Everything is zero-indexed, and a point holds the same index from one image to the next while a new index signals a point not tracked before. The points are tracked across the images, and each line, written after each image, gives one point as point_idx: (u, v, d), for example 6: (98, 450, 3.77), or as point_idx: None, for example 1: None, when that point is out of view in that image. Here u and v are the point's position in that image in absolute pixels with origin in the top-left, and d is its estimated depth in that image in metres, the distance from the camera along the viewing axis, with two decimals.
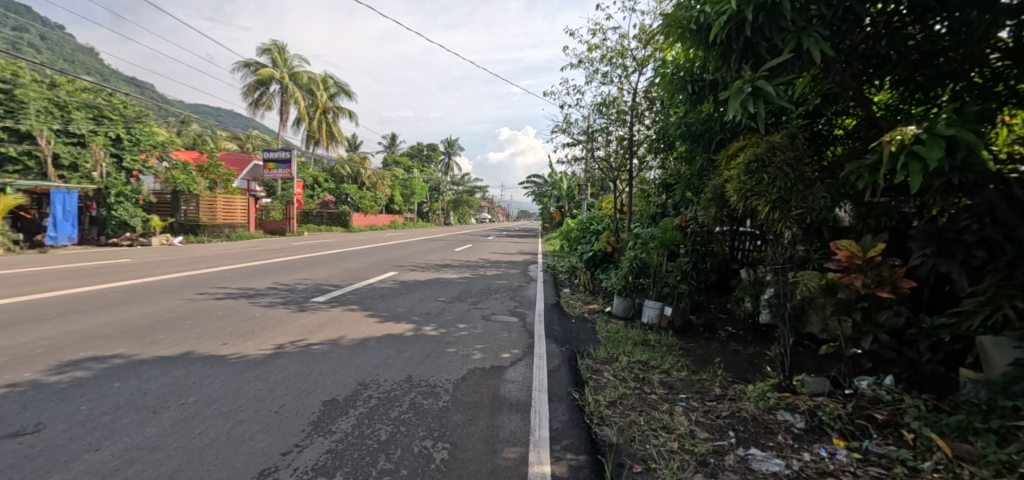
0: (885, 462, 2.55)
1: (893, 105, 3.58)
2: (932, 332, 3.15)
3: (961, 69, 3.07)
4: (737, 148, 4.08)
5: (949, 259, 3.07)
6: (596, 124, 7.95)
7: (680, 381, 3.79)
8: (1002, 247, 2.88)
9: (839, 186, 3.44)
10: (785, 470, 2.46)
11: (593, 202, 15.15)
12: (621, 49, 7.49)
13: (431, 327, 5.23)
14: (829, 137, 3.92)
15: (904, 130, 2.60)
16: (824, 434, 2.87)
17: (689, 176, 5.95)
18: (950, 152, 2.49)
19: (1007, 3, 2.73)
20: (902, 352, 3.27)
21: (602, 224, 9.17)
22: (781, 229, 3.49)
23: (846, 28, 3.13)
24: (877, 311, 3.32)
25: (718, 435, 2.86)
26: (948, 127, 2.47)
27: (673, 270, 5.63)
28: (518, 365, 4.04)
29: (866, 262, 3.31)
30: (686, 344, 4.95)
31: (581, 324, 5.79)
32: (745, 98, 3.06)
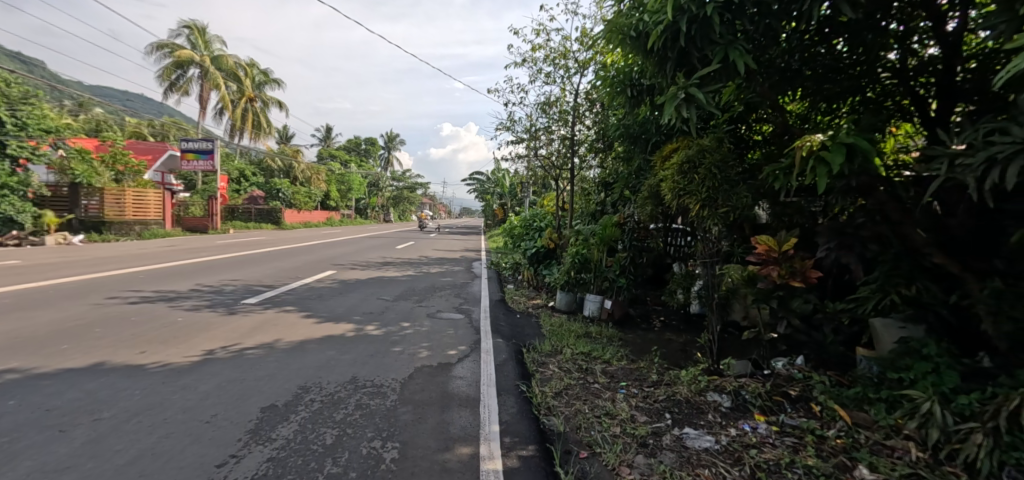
0: (798, 432, 2.85)
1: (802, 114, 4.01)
2: (835, 316, 3.61)
3: (859, 85, 3.52)
4: (671, 150, 4.33)
5: (848, 251, 3.49)
6: (540, 122, 8.13)
7: (620, 370, 4.00)
8: (891, 241, 3.31)
9: (759, 187, 3.80)
10: (714, 446, 2.68)
11: (536, 200, 15.39)
12: (564, 51, 7.70)
13: (374, 326, 5.13)
14: (752, 141, 4.30)
15: (813, 138, 2.92)
16: (747, 411, 3.14)
17: (627, 175, 6.23)
18: (849, 159, 2.84)
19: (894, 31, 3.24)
20: (812, 335, 3.72)
21: (545, 221, 9.36)
22: (709, 226, 3.79)
23: (765, 45, 3.43)
24: (790, 299, 3.69)
25: (656, 417, 3.06)
26: (848, 136, 2.80)
27: (612, 265, 5.90)
28: (464, 361, 4.08)
29: (781, 255, 3.61)
30: (624, 335, 5.22)
31: (525, 319, 5.91)
32: (678, 104, 3.28)
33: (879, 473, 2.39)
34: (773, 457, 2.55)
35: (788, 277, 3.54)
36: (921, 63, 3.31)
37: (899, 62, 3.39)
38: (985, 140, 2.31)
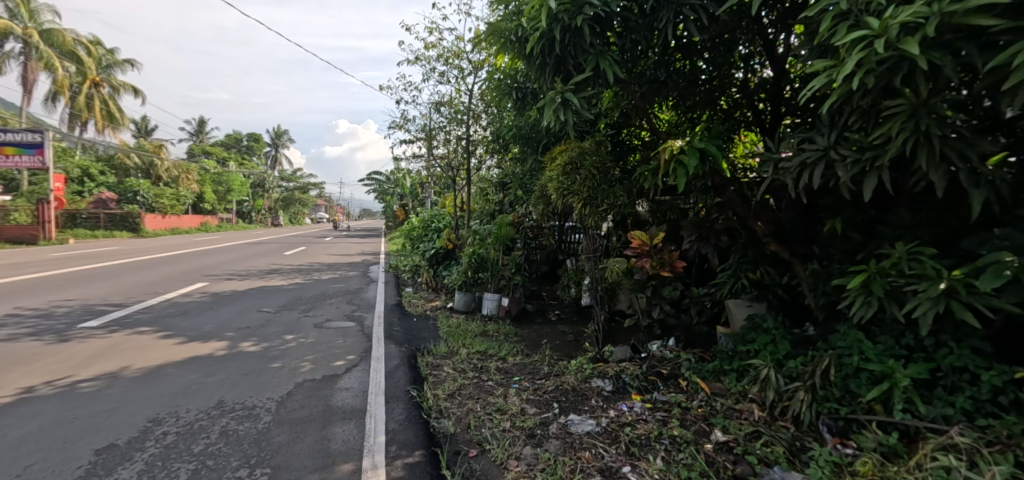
0: (667, 406, 3.14)
1: (671, 121, 4.43)
2: (699, 299, 4.10)
3: (713, 97, 3.99)
4: (557, 152, 4.52)
5: (706, 242, 3.88)
6: (435, 121, 8.05)
7: (515, 365, 4.10)
8: (739, 233, 3.83)
9: (634, 186, 4.14)
10: (595, 428, 2.87)
11: (436, 200, 15.21)
12: (457, 51, 7.69)
13: (251, 342, 4.68)
14: (631, 145, 4.66)
15: (673, 142, 3.24)
16: (626, 393, 3.39)
17: (521, 175, 6.40)
18: (702, 162, 3.20)
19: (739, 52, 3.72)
20: (681, 318, 4.16)
21: (443, 222, 9.28)
22: (591, 224, 4.03)
23: (635, 57, 3.73)
24: (662, 287, 4.11)
25: (544, 408, 3.20)
26: (700, 142, 3.16)
27: (508, 263, 6.04)
28: (353, 371, 3.90)
29: (653, 248, 3.97)
30: (520, 330, 5.37)
31: (422, 322, 5.81)
32: (556, 108, 3.43)
33: (729, 433, 2.72)
34: (644, 432, 2.78)
35: (658, 268, 3.91)
36: (760, 82, 3.83)
37: (744, 79, 3.90)
38: (798, 147, 2.75)
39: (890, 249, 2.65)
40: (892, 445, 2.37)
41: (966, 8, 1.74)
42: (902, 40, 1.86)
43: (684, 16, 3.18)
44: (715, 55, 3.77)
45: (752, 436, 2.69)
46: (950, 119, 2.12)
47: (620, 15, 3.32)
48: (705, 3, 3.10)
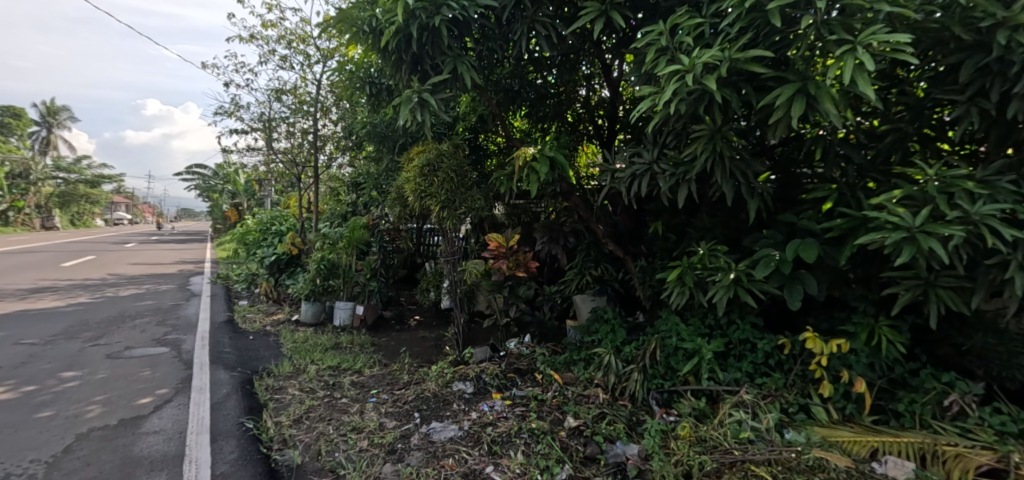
0: (525, 400, 3.28)
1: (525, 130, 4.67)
2: (550, 297, 4.43)
3: (561, 109, 4.34)
4: (414, 152, 4.38)
5: (556, 243, 4.21)
6: (276, 111, 7.21)
7: (371, 378, 3.89)
8: (583, 234, 4.23)
9: (490, 191, 4.26)
10: (458, 433, 2.87)
11: (277, 199, 13.65)
12: (302, 35, 6.99)
13: (7, 387, 3.58)
14: (487, 150, 4.77)
15: (527, 149, 3.39)
16: (486, 393, 3.45)
17: (376, 175, 6.10)
18: (553, 169, 3.42)
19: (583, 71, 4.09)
20: (535, 315, 4.44)
21: (285, 223, 8.35)
22: (449, 227, 4.02)
23: (491, 64, 3.82)
24: (518, 287, 4.32)
25: (405, 420, 3.10)
26: (550, 150, 3.36)
27: (363, 269, 5.70)
28: (164, 409, 3.28)
29: (509, 250, 4.14)
30: (377, 339, 5.11)
31: (261, 339, 5.15)
32: (413, 107, 3.30)
33: (580, 418, 2.95)
34: (505, 430, 2.87)
35: (514, 269, 4.06)
36: (599, 100, 4.27)
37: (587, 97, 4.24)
38: (629, 160, 3.13)
39: (697, 247, 3.19)
40: (702, 409, 2.85)
41: (746, 56, 2.17)
42: (704, 76, 2.24)
43: (536, 31, 3.36)
44: (562, 73, 4.12)
45: (598, 418, 2.96)
46: (735, 143, 2.63)
47: (477, 21, 3.36)
48: (554, 23, 3.33)
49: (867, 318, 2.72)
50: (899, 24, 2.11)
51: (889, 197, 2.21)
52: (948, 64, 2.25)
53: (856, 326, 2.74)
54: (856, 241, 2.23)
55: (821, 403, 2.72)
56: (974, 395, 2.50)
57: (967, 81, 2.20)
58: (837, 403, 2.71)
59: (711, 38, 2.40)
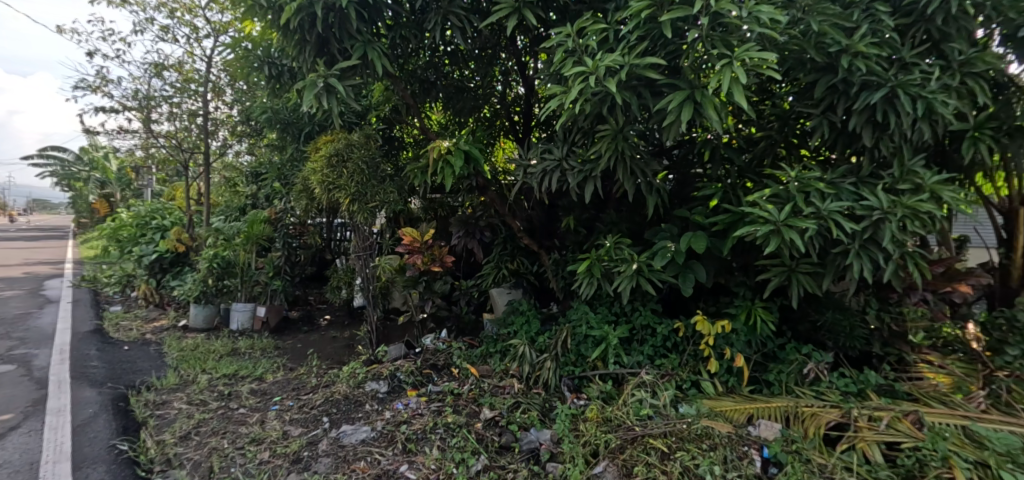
0: (441, 395, 3.27)
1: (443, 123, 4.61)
2: (467, 291, 4.44)
3: (477, 104, 4.35)
4: (321, 141, 4.14)
5: (472, 238, 4.28)
6: (156, 88, 6.37)
7: (275, 384, 3.63)
8: (500, 229, 4.29)
9: (404, 184, 4.15)
10: (370, 435, 2.80)
11: (160, 190, 12.13)
12: (189, 4, 6.24)
13: None
14: (402, 142, 4.63)
15: (441, 142, 3.34)
16: (401, 391, 3.38)
17: (280, 164, 5.66)
18: (468, 162, 3.41)
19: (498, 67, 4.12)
20: (452, 309, 4.42)
21: (170, 217, 7.45)
22: (360, 221, 3.86)
23: (405, 53, 3.71)
24: (434, 282, 4.27)
25: (312, 426, 2.94)
26: (465, 144, 3.34)
27: (264, 267, 5.27)
28: (9, 438, 2.80)
29: (423, 244, 4.08)
30: (281, 342, 4.77)
31: (139, 349, 4.57)
32: (318, 92, 3.06)
33: (495, 409, 3.02)
34: (420, 427, 2.84)
35: (430, 263, 4.03)
36: (514, 97, 4.34)
37: (503, 93, 4.28)
38: (541, 156, 3.23)
39: (603, 241, 3.38)
40: (608, 391, 3.04)
41: (644, 63, 2.34)
42: (607, 78, 2.39)
43: (451, 23, 3.32)
44: (480, 68, 4.11)
45: (513, 407, 3.05)
46: (637, 143, 2.84)
47: (389, 7, 3.23)
48: (469, 16, 3.32)
49: (746, 300, 3.09)
50: (770, 43, 2.41)
51: (761, 196, 2.53)
52: (806, 82, 2.62)
53: (737, 309, 3.10)
54: (735, 233, 2.52)
55: (709, 378, 3.04)
56: (826, 363, 2.96)
57: (820, 97, 2.57)
58: (722, 377, 3.05)
59: (614, 43, 2.54)
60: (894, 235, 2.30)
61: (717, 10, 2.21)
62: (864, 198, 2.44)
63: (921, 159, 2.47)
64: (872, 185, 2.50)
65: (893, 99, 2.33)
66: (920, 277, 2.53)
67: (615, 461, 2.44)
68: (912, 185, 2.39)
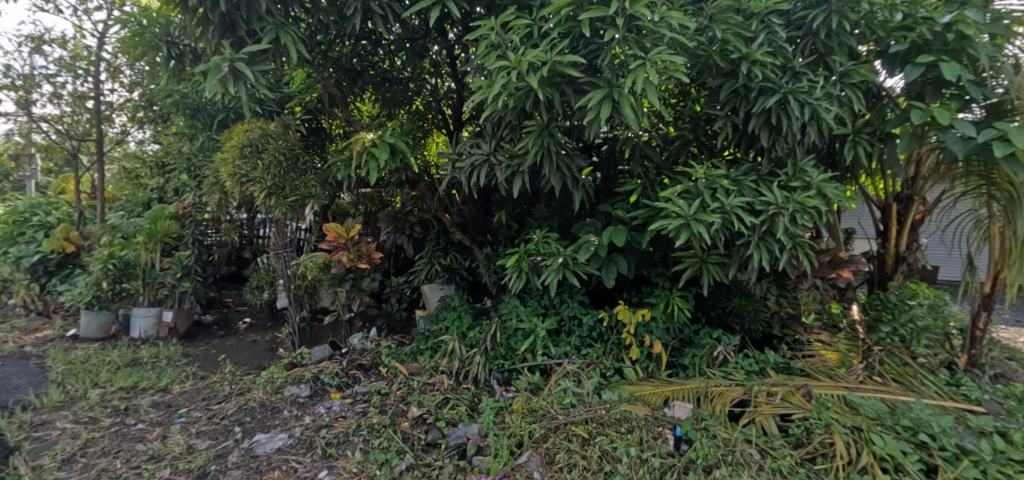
0: (366, 396, 3.19)
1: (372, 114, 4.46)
2: (398, 288, 4.33)
3: (407, 96, 4.23)
4: (233, 130, 3.84)
5: (402, 233, 4.18)
6: (35, 66, 5.59)
7: (181, 395, 3.36)
8: (431, 224, 4.24)
9: (328, 177, 3.96)
10: (287, 443, 2.67)
11: (47, 182, 10.72)
12: None
13: None
14: (329, 133, 4.42)
15: (364, 134, 3.21)
16: (324, 394, 3.26)
17: (189, 154, 5.19)
18: (394, 156, 3.31)
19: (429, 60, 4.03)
20: (382, 307, 4.30)
21: (58, 212, 6.61)
22: (278, 216, 3.64)
23: (326, 40, 3.52)
24: (361, 279, 4.10)
25: (222, 437, 2.76)
26: (390, 137, 3.24)
27: (171, 267, 4.83)
28: None
29: (349, 241, 3.93)
30: (191, 349, 4.41)
31: (15, 364, 4.03)
32: (224, 78, 2.77)
33: (423, 407, 2.99)
34: (342, 430, 2.76)
35: (356, 260, 3.89)
36: (446, 91, 4.27)
37: (434, 86, 4.20)
38: (469, 151, 3.22)
39: (532, 235, 3.44)
40: (536, 382, 3.12)
41: (564, 61, 2.40)
42: (529, 74, 2.42)
43: (374, 10, 3.18)
44: (410, 59, 3.97)
45: (442, 404, 3.04)
46: (561, 140, 2.90)
47: None
48: (393, 4, 3.20)
49: (664, 290, 3.28)
50: (681, 48, 2.55)
51: (674, 191, 2.69)
52: (714, 86, 2.81)
53: (656, 298, 3.29)
54: (651, 227, 2.67)
55: (631, 365, 3.21)
56: (733, 346, 3.22)
57: (726, 100, 2.77)
58: (642, 363, 3.23)
59: (537, 39, 2.57)
60: (786, 227, 2.54)
61: (631, 13, 2.31)
62: (762, 194, 2.67)
63: (810, 159, 2.74)
64: (770, 182, 2.74)
65: (785, 104, 2.57)
66: (809, 265, 2.83)
67: (538, 450, 2.52)
68: (802, 182, 2.66)
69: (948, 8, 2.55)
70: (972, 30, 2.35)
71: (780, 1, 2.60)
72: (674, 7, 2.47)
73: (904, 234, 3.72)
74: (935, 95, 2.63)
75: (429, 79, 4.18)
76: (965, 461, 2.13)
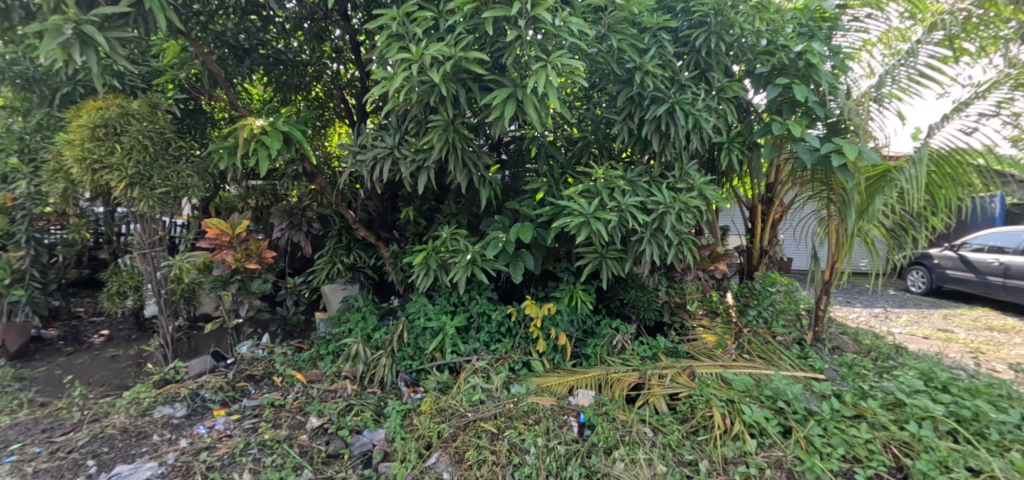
0: (257, 410, 2.90)
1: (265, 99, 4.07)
2: (295, 290, 3.93)
3: (304, 81, 3.90)
4: (82, 107, 3.23)
5: (298, 230, 3.86)
6: None
7: (12, 427, 2.78)
8: (333, 220, 4.00)
9: (207, 166, 3.52)
10: (157, 472, 2.34)
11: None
12: None
13: None
14: (210, 117, 3.94)
15: (252, 120, 2.89)
16: (205, 412, 2.91)
17: None
18: (287, 145, 3.03)
19: (329, 44, 3.76)
20: (276, 311, 3.93)
21: None
22: (143, 210, 3.15)
23: (205, 11, 3.12)
24: (250, 282, 3.67)
25: (71, 473, 2.34)
26: (283, 124, 2.95)
27: None
28: None
29: (235, 238, 3.53)
30: (26, 371, 3.67)
31: None
32: (66, 41, 2.26)
33: (323, 416, 2.81)
34: (227, 450, 2.49)
35: (244, 260, 3.51)
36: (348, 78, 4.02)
37: (336, 73, 3.93)
38: (372, 144, 3.07)
39: (440, 231, 3.38)
40: (445, 381, 3.08)
41: (469, 56, 2.38)
42: (433, 67, 2.37)
43: None
44: (307, 41, 3.65)
45: (345, 411, 2.88)
46: (468, 136, 2.88)
47: None
48: None
49: (569, 284, 3.43)
50: (581, 53, 2.67)
51: (576, 190, 2.83)
52: (612, 92, 3.00)
53: (560, 293, 3.42)
54: (555, 224, 2.78)
55: (538, 357, 3.31)
56: (630, 334, 3.48)
57: (623, 106, 2.97)
58: (549, 355, 3.35)
59: (444, 33, 2.50)
60: (673, 224, 2.81)
61: (535, 15, 2.35)
62: (653, 194, 2.91)
63: (693, 164, 3.05)
64: (660, 183, 2.99)
65: (673, 113, 2.83)
66: (693, 258, 3.14)
67: (447, 450, 2.50)
68: (686, 184, 2.95)
69: (800, 38, 2.97)
70: (817, 60, 2.80)
71: (668, 18, 2.83)
72: (575, 13, 2.57)
73: (766, 230, 4.29)
74: (791, 112, 3.06)
75: (330, 66, 3.91)
76: (811, 421, 2.53)
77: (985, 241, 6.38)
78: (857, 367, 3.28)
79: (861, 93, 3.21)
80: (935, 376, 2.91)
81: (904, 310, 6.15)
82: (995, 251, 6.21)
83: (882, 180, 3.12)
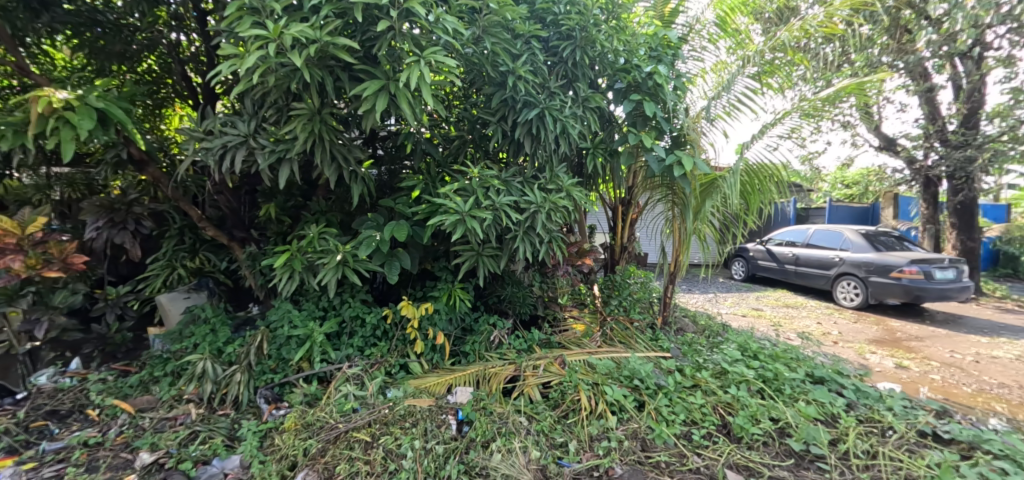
0: (62, 454, 2.36)
1: (75, 67, 3.33)
2: (118, 301, 3.27)
3: (130, 50, 3.27)
4: None
5: (121, 230, 3.20)
6: None
7: None
8: (171, 217, 3.47)
9: None
10: None
11: None
12: None
13: None
14: None
15: (51, 90, 2.30)
16: None
17: None
18: (103, 126, 2.50)
19: (165, 11, 3.20)
20: (90, 330, 3.15)
21: None
22: None
23: None
24: (51, 294, 3.01)
25: None
26: (99, 99, 2.41)
27: None
28: None
29: (26, 240, 2.79)
30: None
31: None
32: None
33: (158, 450, 2.39)
34: None
35: (40, 267, 2.81)
36: (191, 53, 3.47)
37: (175, 44, 3.37)
38: (220, 130, 2.70)
39: (305, 231, 3.11)
40: (313, 393, 2.84)
41: (337, 43, 2.22)
42: (295, 50, 2.16)
43: None
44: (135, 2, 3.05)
45: (187, 440, 2.49)
46: (336, 128, 2.69)
47: None
48: None
49: (448, 282, 3.39)
50: (456, 52, 2.67)
51: (451, 188, 2.82)
52: (485, 93, 3.07)
53: (438, 292, 3.37)
54: (430, 222, 2.73)
55: (416, 359, 3.23)
56: (506, 329, 3.60)
57: (497, 108, 3.06)
58: (427, 355, 3.29)
59: (307, 14, 2.30)
60: (544, 223, 2.97)
61: (409, 8, 2.29)
62: (526, 194, 3.04)
63: (562, 166, 3.26)
64: (532, 184, 3.13)
65: (543, 118, 2.99)
66: (562, 254, 3.36)
67: (315, 467, 2.32)
68: (556, 185, 3.14)
69: (650, 60, 3.38)
70: (662, 81, 3.21)
71: (539, 28, 2.99)
72: (450, 11, 2.57)
73: (625, 229, 4.77)
74: (644, 124, 3.46)
75: (168, 36, 3.34)
76: (660, 393, 2.89)
77: (783, 237, 8.01)
78: (694, 344, 3.84)
79: (696, 113, 3.78)
80: (749, 347, 3.54)
81: (728, 294, 7.38)
82: (788, 245, 7.81)
83: (712, 186, 3.69)
